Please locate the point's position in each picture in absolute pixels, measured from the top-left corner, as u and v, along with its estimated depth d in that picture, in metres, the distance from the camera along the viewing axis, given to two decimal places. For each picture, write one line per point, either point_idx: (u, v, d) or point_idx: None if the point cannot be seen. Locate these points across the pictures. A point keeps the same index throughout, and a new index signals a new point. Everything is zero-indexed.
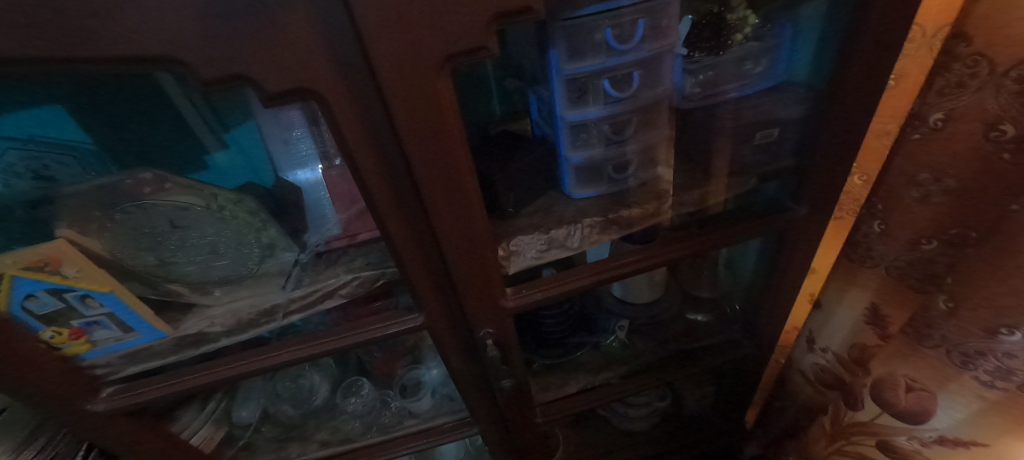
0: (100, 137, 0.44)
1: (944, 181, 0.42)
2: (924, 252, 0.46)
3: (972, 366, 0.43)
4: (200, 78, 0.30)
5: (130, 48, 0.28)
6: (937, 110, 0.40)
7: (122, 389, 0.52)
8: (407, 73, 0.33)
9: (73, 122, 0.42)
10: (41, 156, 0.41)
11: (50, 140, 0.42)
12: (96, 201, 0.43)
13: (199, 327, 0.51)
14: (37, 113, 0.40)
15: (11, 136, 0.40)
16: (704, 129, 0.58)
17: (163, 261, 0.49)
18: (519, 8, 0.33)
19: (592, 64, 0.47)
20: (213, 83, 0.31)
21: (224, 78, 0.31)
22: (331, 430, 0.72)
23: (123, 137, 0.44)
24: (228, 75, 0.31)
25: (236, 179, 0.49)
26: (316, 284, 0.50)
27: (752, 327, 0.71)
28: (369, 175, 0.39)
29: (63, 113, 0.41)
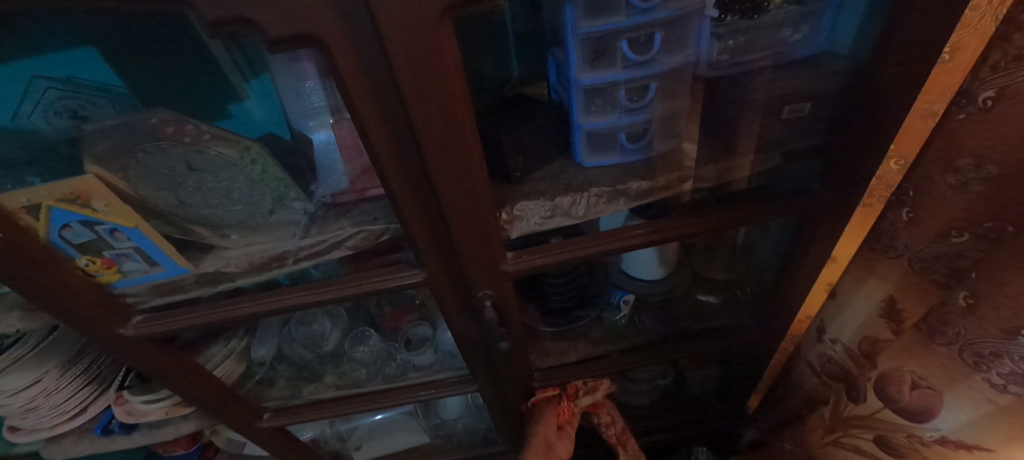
0: (131, 80, 0.46)
1: (986, 167, 0.39)
2: (955, 244, 0.43)
3: (984, 367, 0.42)
4: (206, 19, 0.31)
5: None
6: (988, 87, 0.37)
7: (149, 318, 0.56)
8: (406, 22, 0.32)
9: (106, 63, 0.44)
10: (79, 96, 0.45)
11: (86, 81, 0.44)
12: (121, 141, 0.45)
13: (217, 266, 0.53)
14: (75, 53, 0.43)
15: (52, 76, 0.43)
16: (735, 103, 0.52)
17: (182, 202, 0.51)
18: None
19: (612, 23, 0.44)
20: (218, 24, 0.31)
21: (228, 20, 0.31)
22: (339, 374, 0.76)
23: (154, 79, 0.46)
24: (233, 18, 0.31)
25: (258, 129, 0.51)
26: (324, 235, 0.52)
27: (765, 312, 0.69)
28: (371, 127, 0.39)
29: (95, 55, 0.43)
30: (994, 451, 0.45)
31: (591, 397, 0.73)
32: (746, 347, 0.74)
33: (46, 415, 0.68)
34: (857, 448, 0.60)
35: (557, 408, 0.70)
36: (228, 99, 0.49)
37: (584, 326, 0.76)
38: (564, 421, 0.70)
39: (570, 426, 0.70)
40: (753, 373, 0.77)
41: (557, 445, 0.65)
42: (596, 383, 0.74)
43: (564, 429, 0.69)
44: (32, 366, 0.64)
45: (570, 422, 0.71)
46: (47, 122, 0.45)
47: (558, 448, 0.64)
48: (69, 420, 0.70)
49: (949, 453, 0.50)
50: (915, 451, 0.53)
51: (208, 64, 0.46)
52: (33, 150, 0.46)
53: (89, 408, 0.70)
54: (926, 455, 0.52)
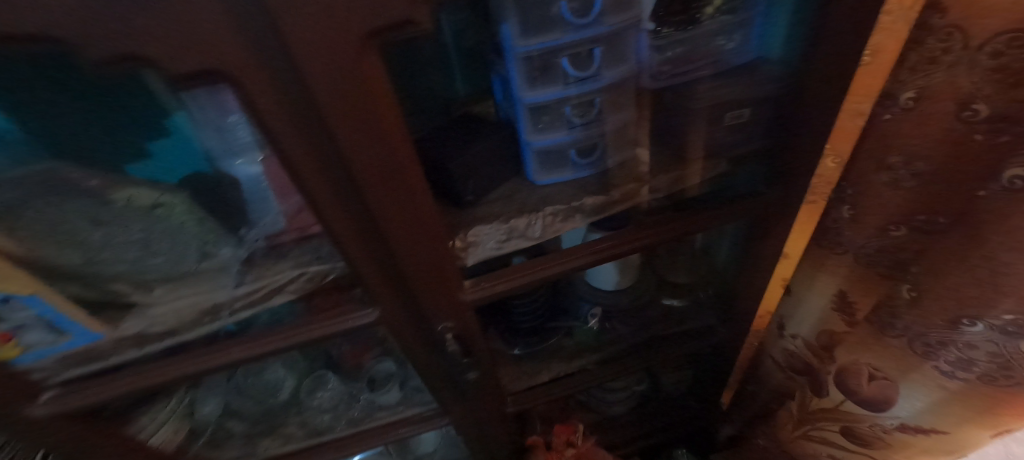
0: (26, 130, 0.37)
1: (915, 165, 0.41)
2: (894, 239, 0.45)
3: (934, 356, 0.45)
4: (91, 60, 0.26)
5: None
6: (908, 88, 0.39)
7: (64, 392, 0.49)
8: (326, 51, 0.29)
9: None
10: None
11: None
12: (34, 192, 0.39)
13: (139, 328, 0.49)
14: None
15: None
16: (681, 112, 0.53)
17: (89, 260, 0.45)
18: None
19: (550, 40, 0.43)
20: (105, 65, 0.27)
21: (115, 60, 0.27)
22: (299, 423, 0.71)
23: (55, 120, 0.37)
24: (123, 55, 0.26)
25: (178, 169, 0.45)
26: (263, 280, 0.49)
27: (728, 312, 0.70)
28: (301, 165, 0.37)
29: None
30: (950, 433, 0.48)
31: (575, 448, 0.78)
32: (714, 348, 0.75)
33: None
34: (825, 440, 0.63)
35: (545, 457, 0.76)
36: (144, 138, 0.42)
37: (556, 343, 0.74)
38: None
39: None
40: (721, 373, 0.78)
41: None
42: (572, 436, 0.78)
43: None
44: None
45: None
46: None
47: None
48: None
49: (909, 438, 0.53)
50: (878, 438, 0.56)
51: (126, 109, 0.39)
52: None
53: None
54: (889, 442, 0.55)
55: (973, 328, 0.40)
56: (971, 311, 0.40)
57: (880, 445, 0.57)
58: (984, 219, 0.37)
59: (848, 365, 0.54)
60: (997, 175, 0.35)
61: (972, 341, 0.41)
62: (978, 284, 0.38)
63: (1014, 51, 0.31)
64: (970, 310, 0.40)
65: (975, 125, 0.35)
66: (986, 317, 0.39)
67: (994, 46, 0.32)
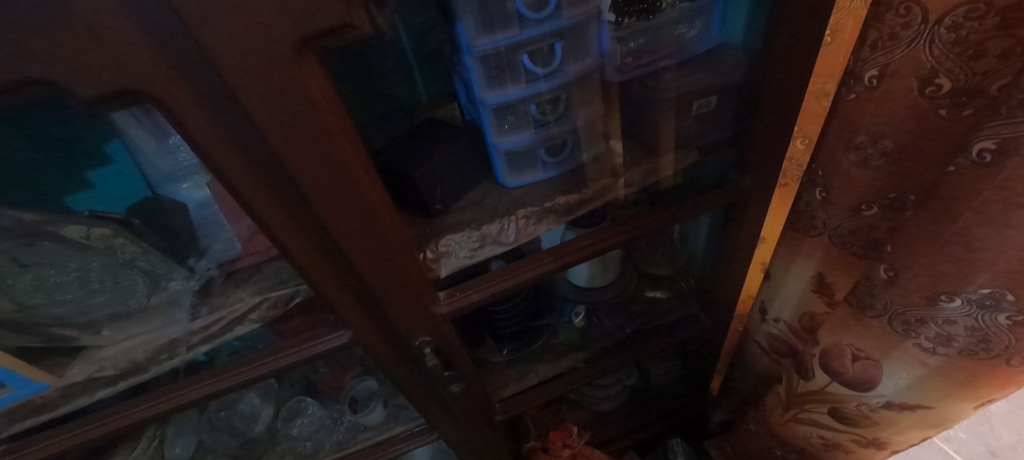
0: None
1: (882, 142, 0.40)
2: (867, 218, 0.45)
3: (914, 334, 0.44)
4: None
5: None
6: (870, 66, 0.38)
7: (12, 448, 0.47)
8: (260, 62, 0.27)
9: None
10: None
11: None
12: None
13: (88, 373, 0.46)
14: None
15: None
16: (650, 104, 0.52)
17: (22, 305, 0.42)
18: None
19: (506, 38, 0.42)
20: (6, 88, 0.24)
21: (17, 83, 0.24)
22: (281, 453, 0.68)
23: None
24: (26, 80, 0.24)
25: (122, 198, 0.45)
26: (219, 312, 0.46)
27: (709, 300, 0.70)
28: (245, 186, 0.34)
29: None
30: (933, 407, 0.49)
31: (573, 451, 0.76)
32: (699, 337, 0.75)
33: None
34: (813, 421, 0.63)
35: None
36: (86, 168, 0.41)
37: (544, 343, 0.73)
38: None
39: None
40: (708, 360, 0.78)
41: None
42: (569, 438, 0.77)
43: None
44: None
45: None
46: None
47: None
48: None
49: (895, 415, 0.53)
50: (866, 416, 0.56)
51: (65, 145, 0.39)
52: None
53: None
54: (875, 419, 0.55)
55: (952, 304, 0.40)
56: (946, 286, 0.39)
57: (867, 423, 0.57)
58: (954, 195, 0.36)
59: (831, 348, 0.53)
60: (964, 148, 0.35)
61: (950, 317, 0.40)
62: (953, 261, 0.38)
63: (972, 23, 0.32)
64: (945, 286, 0.39)
65: (939, 100, 0.36)
66: (963, 292, 0.39)
67: (953, 18, 0.32)
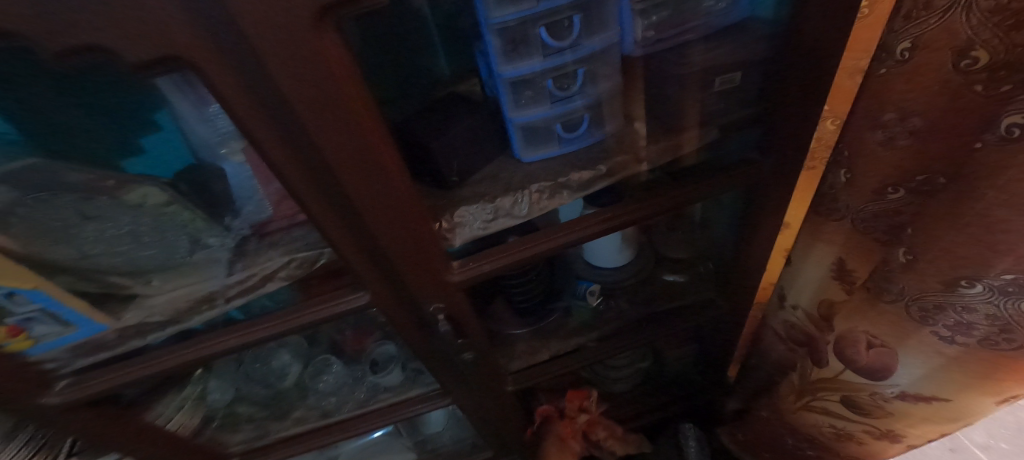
0: (21, 126, 0.39)
1: (910, 120, 0.39)
2: (891, 202, 0.43)
3: (931, 322, 0.44)
4: (52, 51, 0.26)
5: None
6: (903, 37, 0.36)
7: (75, 382, 0.52)
8: (284, 31, 0.29)
9: None
10: None
11: None
12: (17, 185, 0.40)
13: (140, 318, 0.51)
14: None
15: None
16: (673, 81, 0.51)
17: (85, 254, 0.47)
18: None
19: (524, 10, 0.42)
20: (67, 55, 0.27)
21: (76, 50, 0.27)
22: (307, 407, 0.74)
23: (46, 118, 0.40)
24: (84, 46, 0.26)
25: (173, 164, 0.48)
26: (252, 268, 0.49)
27: (728, 285, 0.69)
28: (274, 150, 0.36)
29: None
30: (951, 401, 0.47)
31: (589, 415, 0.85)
32: (716, 322, 0.74)
33: None
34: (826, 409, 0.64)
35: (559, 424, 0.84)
36: (137, 134, 0.44)
37: (557, 321, 0.74)
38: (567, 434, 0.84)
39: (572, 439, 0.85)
40: (724, 347, 0.78)
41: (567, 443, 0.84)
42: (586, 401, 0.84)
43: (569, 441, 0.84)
44: None
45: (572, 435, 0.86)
46: None
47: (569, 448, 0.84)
48: None
49: (909, 406, 0.52)
50: (880, 407, 0.56)
51: (117, 110, 0.42)
52: None
53: None
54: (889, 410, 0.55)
55: (971, 290, 0.39)
56: (968, 271, 0.38)
57: (880, 414, 0.57)
58: (984, 174, 0.35)
59: (845, 334, 0.54)
60: (993, 123, 0.33)
61: (971, 304, 0.39)
62: (974, 242, 0.37)
63: None
64: (967, 271, 0.38)
65: (974, 75, 0.33)
66: (984, 278, 0.37)
67: None
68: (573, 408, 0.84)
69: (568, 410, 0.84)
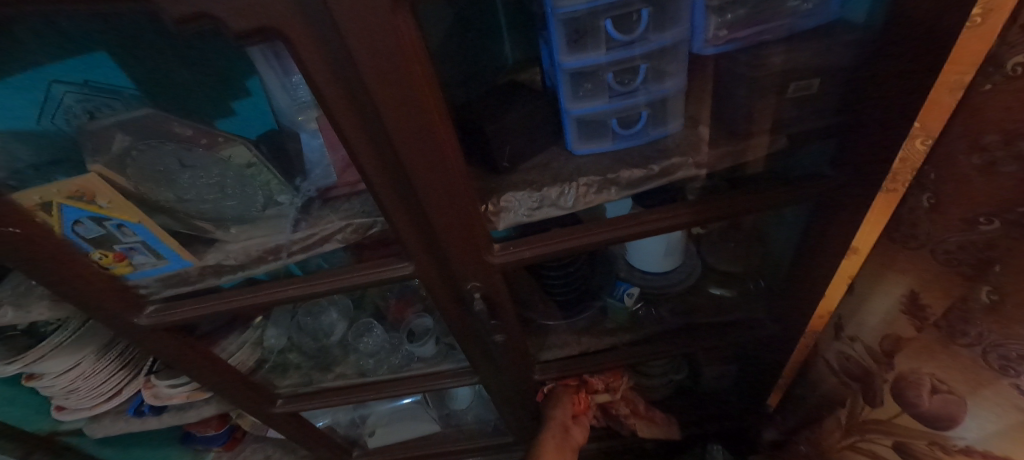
0: (142, 84, 0.48)
1: (1016, 145, 0.35)
2: (983, 233, 0.40)
3: (1012, 373, 0.42)
4: (171, 17, 0.29)
5: None
6: (1019, 51, 0.33)
7: (163, 307, 0.59)
8: (360, 7, 0.30)
9: (117, 66, 0.46)
10: (92, 98, 0.47)
11: (101, 84, 0.47)
12: (131, 130, 0.47)
13: (217, 259, 0.56)
14: (88, 58, 0.45)
15: (70, 80, 0.46)
16: (743, 83, 0.48)
17: (180, 198, 0.52)
18: None
19: (589, 2, 0.41)
20: (184, 22, 0.30)
21: (192, 17, 0.29)
22: (349, 365, 0.80)
23: (157, 76, 0.48)
24: (198, 14, 0.29)
25: (257, 127, 0.54)
26: (315, 228, 0.53)
27: (782, 307, 0.66)
28: (343, 119, 0.38)
29: (106, 59, 0.45)
30: None
31: (610, 393, 0.77)
32: (763, 341, 0.72)
33: (86, 396, 0.73)
34: (874, 453, 0.62)
35: (573, 397, 0.73)
36: (231, 97, 0.52)
37: (591, 318, 0.75)
38: (579, 410, 0.73)
39: (584, 416, 0.74)
40: (768, 370, 0.76)
41: (572, 431, 0.69)
42: (615, 379, 0.77)
43: (580, 418, 0.73)
44: (70, 353, 0.68)
45: (586, 412, 0.75)
46: (53, 122, 0.47)
47: (573, 434, 0.68)
48: (106, 401, 0.76)
49: None
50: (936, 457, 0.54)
51: (219, 73, 0.49)
52: (40, 153, 0.47)
53: (124, 390, 0.76)
54: None
55: None
56: None
57: None
58: None
59: (908, 375, 0.53)
60: None
61: None
62: None
63: None
64: None
65: None
66: None
67: None
68: (600, 381, 0.77)
69: (592, 381, 0.76)
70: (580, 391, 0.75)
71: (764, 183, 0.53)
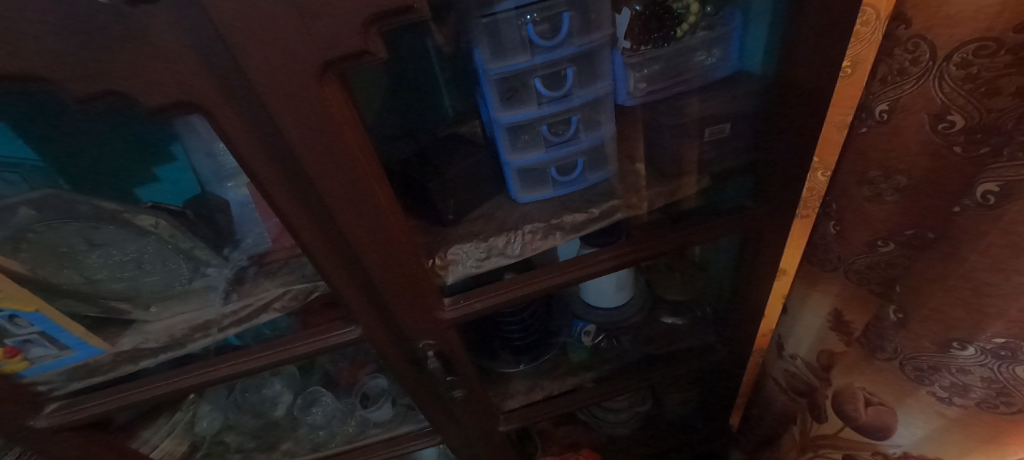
0: (54, 158, 0.42)
1: (895, 178, 0.41)
2: (884, 254, 0.46)
3: (928, 382, 0.45)
4: (74, 97, 0.27)
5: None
6: (880, 100, 0.39)
7: (68, 404, 0.52)
8: (286, 80, 0.29)
9: (19, 139, 0.40)
10: None
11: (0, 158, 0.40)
12: (42, 206, 0.41)
13: (135, 344, 0.50)
14: None
15: None
16: (671, 131, 0.52)
17: (90, 279, 0.48)
18: (399, 7, 0.28)
19: (519, 62, 0.43)
20: (89, 100, 0.28)
21: (98, 95, 0.28)
22: (295, 440, 0.74)
23: (66, 149, 0.42)
24: (104, 92, 0.27)
25: (180, 195, 0.50)
26: (247, 299, 0.50)
27: (727, 332, 0.69)
28: (275, 190, 0.37)
29: (6, 133, 0.39)
30: None
31: None
32: (716, 366, 0.75)
33: None
34: None
35: None
36: (151, 166, 0.47)
37: (551, 360, 0.75)
38: None
39: None
40: (723, 393, 0.79)
41: None
42: None
43: None
44: None
45: None
46: None
47: None
48: None
49: None
50: None
51: (137, 143, 0.45)
52: None
53: None
54: None
55: (964, 352, 0.40)
56: (959, 334, 0.39)
57: None
58: (962, 238, 0.36)
59: (844, 389, 0.57)
60: (969, 190, 0.35)
61: (965, 366, 0.40)
62: (961, 305, 0.38)
63: (981, 61, 0.31)
64: (958, 333, 0.40)
65: (953, 137, 0.35)
66: (977, 340, 0.38)
67: (962, 55, 0.32)
68: None
69: None
70: None
71: (699, 217, 0.56)
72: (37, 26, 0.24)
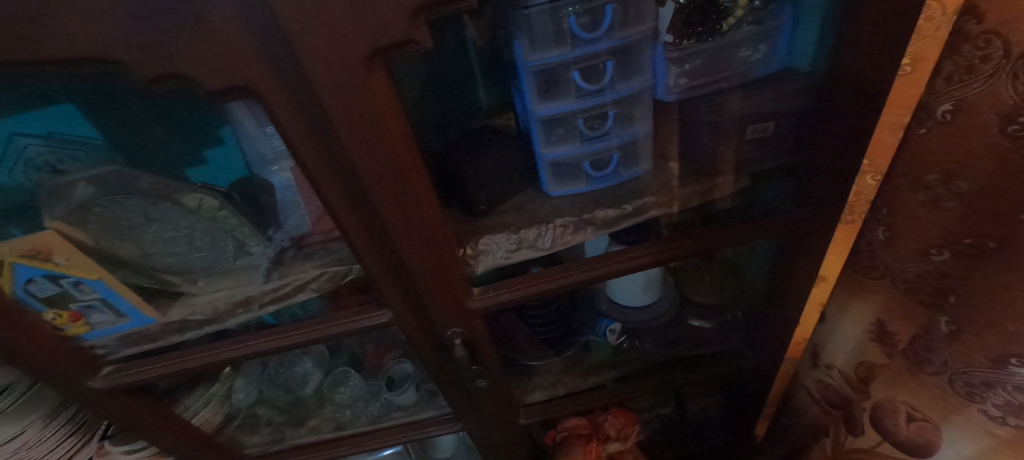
0: (113, 136, 0.44)
1: (954, 183, 0.39)
2: (936, 263, 0.43)
3: (980, 399, 0.43)
4: (140, 78, 0.29)
5: (67, 49, 0.27)
6: (943, 99, 0.37)
7: (121, 368, 0.56)
8: (335, 67, 0.30)
9: (84, 118, 0.42)
10: (54, 151, 0.43)
11: (65, 135, 0.43)
12: (105, 184, 0.45)
13: (183, 315, 0.53)
14: (51, 110, 0.41)
15: (31, 132, 0.42)
16: (709, 128, 0.51)
17: (145, 251, 0.51)
18: None
19: (558, 55, 0.43)
20: (153, 82, 0.29)
21: (162, 78, 0.29)
22: (322, 417, 0.77)
23: (127, 129, 0.44)
24: (167, 74, 0.29)
25: (227, 176, 0.51)
26: (289, 278, 0.52)
27: (759, 337, 0.67)
28: (318, 173, 0.38)
29: (72, 111, 0.41)
30: None
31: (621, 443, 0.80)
32: (745, 372, 0.73)
33: None
34: None
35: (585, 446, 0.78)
36: (202, 147, 0.48)
37: (573, 355, 0.76)
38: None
39: None
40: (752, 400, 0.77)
41: None
42: (629, 427, 0.80)
43: None
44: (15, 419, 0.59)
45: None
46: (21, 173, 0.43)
47: None
48: None
49: None
50: None
51: (189, 123, 0.46)
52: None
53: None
54: None
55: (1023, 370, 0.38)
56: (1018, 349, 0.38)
57: None
58: None
59: (884, 403, 0.55)
60: None
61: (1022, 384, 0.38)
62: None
63: None
64: (1016, 348, 0.38)
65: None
66: None
67: None
68: (614, 427, 0.80)
69: (607, 427, 0.80)
70: (592, 442, 0.79)
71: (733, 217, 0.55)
72: (112, 9, 0.25)
